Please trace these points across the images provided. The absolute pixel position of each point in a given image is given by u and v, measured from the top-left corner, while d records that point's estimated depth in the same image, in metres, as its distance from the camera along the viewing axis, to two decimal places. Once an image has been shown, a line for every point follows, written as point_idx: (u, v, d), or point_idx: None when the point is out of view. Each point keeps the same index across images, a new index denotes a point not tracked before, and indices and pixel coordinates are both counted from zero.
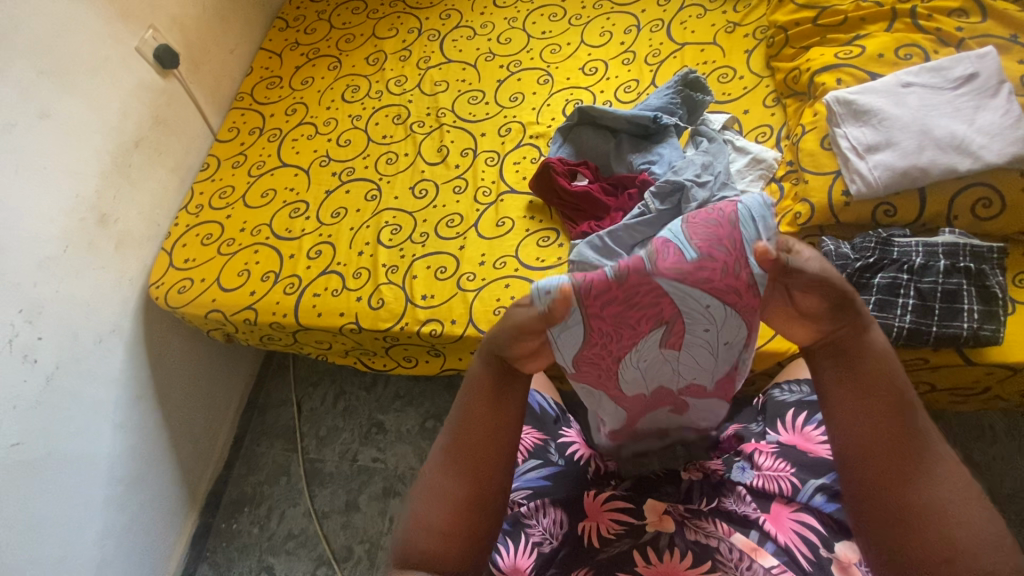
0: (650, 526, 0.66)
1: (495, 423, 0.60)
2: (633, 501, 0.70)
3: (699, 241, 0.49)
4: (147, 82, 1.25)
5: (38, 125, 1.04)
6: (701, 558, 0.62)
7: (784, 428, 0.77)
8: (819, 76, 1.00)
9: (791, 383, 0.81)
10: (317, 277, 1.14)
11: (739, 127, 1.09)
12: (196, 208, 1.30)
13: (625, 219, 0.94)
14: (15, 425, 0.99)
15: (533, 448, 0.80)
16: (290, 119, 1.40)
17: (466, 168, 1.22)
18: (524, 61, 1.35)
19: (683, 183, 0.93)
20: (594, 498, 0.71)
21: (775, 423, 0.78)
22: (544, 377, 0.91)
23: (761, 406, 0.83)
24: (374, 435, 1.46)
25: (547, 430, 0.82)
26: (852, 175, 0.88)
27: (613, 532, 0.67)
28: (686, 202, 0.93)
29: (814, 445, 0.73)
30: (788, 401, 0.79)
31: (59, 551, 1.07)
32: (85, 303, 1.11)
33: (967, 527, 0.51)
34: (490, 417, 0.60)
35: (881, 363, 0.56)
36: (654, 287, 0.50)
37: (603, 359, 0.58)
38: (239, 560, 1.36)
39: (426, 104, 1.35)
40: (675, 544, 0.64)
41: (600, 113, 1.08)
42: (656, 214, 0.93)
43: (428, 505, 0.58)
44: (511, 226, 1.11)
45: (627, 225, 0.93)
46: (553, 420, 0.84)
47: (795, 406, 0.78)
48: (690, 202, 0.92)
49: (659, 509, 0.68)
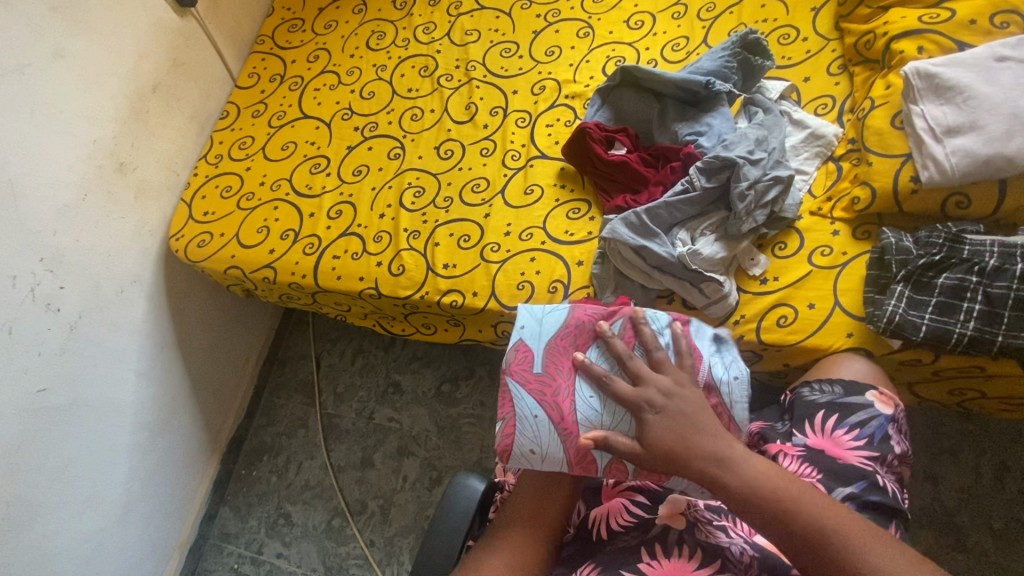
0: (660, 520, 0.64)
1: (545, 503, 0.68)
2: (652, 496, 0.68)
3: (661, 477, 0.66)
4: (164, 21, 1.18)
5: (53, 66, 0.99)
6: (712, 559, 0.60)
7: (810, 428, 0.69)
8: (897, 43, 0.90)
9: (821, 382, 0.73)
10: (337, 238, 1.10)
11: (798, 96, 1.01)
12: (215, 158, 1.26)
13: (665, 196, 0.87)
14: (41, 371, 1.00)
15: None
16: (312, 66, 1.32)
17: (495, 128, 1.15)
18: (563, 11, 1.25)
19: (734, 159, 0.84)
20: (612, 486, 0.71)
21: (802, 424, 0.71)
22: None
23: (788, 404, 0.75)
24: (391, 395, 1.49)
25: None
26: (925, 159, 0.80)
27: (623, 524, 0.66)
28: (735, 180, 0.84)
29: (844, 452, 0.66)
30: (819, 402, 0.71)
31: (88, 491, 1.12)
32: (105, 253, 1.10)
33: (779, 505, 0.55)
34: (560, 487, 0.69)
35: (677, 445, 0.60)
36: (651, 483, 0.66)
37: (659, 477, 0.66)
38: (259, 504, 1.43)
39: (455, 56, 1.26)
40: (685, 542, 0.62)
41: (644, 75, 0.99)
42: (701, 191, 0.85)
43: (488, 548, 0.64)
44: (540, 194, 1.05)
45: (667, 202, 0.87)
46: None
47: (825, 407, 0.70)
48: (740, 181, 0.83)
49: (677, 505, 0.65)
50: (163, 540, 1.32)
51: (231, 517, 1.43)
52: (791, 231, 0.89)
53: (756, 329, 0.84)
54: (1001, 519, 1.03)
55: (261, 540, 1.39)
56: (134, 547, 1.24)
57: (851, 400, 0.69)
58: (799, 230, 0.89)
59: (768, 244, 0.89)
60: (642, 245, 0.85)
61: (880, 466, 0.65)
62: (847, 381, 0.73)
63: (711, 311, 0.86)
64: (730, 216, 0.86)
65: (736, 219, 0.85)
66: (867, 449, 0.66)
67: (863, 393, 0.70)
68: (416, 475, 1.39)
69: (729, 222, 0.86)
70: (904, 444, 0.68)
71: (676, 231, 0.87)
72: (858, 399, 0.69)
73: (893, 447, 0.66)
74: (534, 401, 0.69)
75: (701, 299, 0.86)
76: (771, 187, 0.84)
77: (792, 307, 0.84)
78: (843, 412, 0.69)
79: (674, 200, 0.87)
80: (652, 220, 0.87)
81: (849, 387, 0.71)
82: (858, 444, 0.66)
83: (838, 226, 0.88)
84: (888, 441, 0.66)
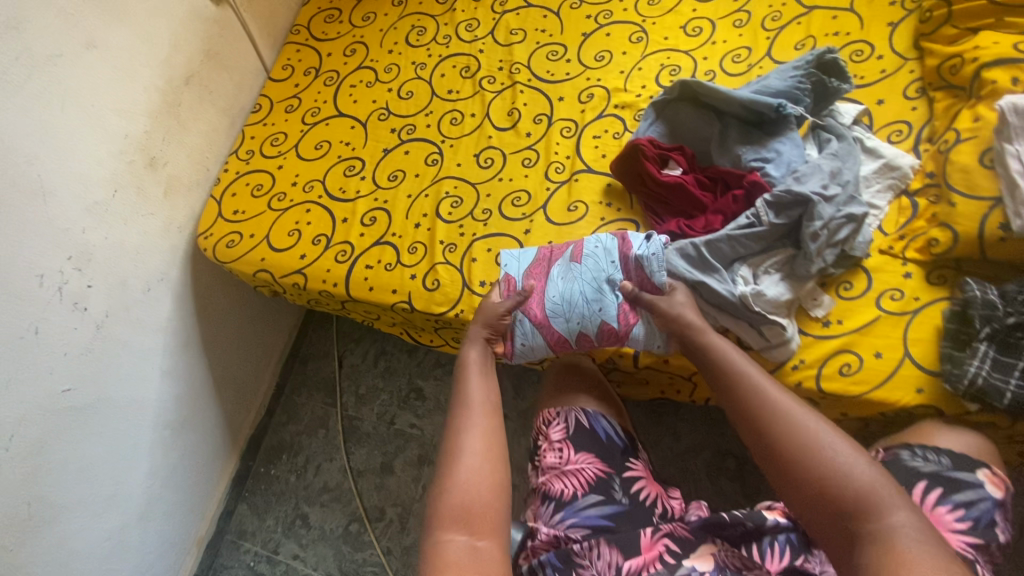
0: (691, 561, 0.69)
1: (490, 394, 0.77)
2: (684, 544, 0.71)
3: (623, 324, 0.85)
4: (199, 10, 1.13)
5: (85, 57, 0.95)
6: None
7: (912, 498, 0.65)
8: (989, 72, 0.83)
9: (926, 450, 0.69)
10: (370, 247, 1.06)
11: (870, 120, 0.93)
12: (245, 154, 1.22)
13: (727, 228, 0.82)
14: (66, 371, 0.98)
15: (595, 481, 0.77)
16: (349, 61, 1.27)
17: (538, 137, 1.09)
18: (615, 13, 1.18)
19: (809, 196, 0.78)
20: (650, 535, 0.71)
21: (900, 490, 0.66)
22: (608, 403, 0.86)
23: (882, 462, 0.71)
24: (413, 401, 1.47)
25: (614, 462, 0.79)
26: (1018, 206, 0.73)
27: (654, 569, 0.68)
28: (808, 218, 0.78)
29: (946, 532, 0.63)
30: (923, 470, 0.67)
31: (109, 489, 1.10)
32: (134, 251, 1.07)
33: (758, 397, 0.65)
34: (484, 382, 0.78)
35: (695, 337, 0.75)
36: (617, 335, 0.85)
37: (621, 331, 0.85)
38: (277, 503, 1.42)
39: (499, 56, 1.20)
40: None
41: (706, 91, 0.92)
42: (768, 227, 0.80)
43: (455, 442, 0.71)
44: (585, 212, 1.00)
45: (729, 235, 0.81)
46: (620, 450, 0.81)
47: (929, 478, 0.66)
48: (814, 221, 0.77)
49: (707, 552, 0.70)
50: (181, 536, 1.31)
51: (249, 514, 1.42)
52: (858, 270, 0.83)
53: (815, 377, 0.79)
54: None
55: (278, 540, 1.38)
56: (153, 543, 1.23)
57: (959, 476, 0.66)
58: (867, 269, 0.83)
59: (831, 283, 0.83)
60: (699, 280, 0.81)
61: (982, 555, 0.62)
62: (955, 454, 0.69)
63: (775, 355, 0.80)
64: (798, 254, 0.80)
65: (805, 258, 0.79)
66: (971, 535, 0.62)
67: (973, 471, 0.66)
68: None
69: (797, 261, 0.80)
70: (1008, 535, 0.63)
71: (737, 266, 0.81)
72: (967, 476, 0.66)
73: (998, 535, 0.62)
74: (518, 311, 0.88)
75: (759, 341, 0.80)
76: (843, 226, 0.78)
77: (856, 354, 0.79)
78: (950, 487, 0.65)
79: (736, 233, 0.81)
80: (712, 254, 0.82)
81: (958, 462, 0.67)
82: (961, 526, 0.62)
83: (910, 268, 0.82)
84: (993, 528, 0.62)
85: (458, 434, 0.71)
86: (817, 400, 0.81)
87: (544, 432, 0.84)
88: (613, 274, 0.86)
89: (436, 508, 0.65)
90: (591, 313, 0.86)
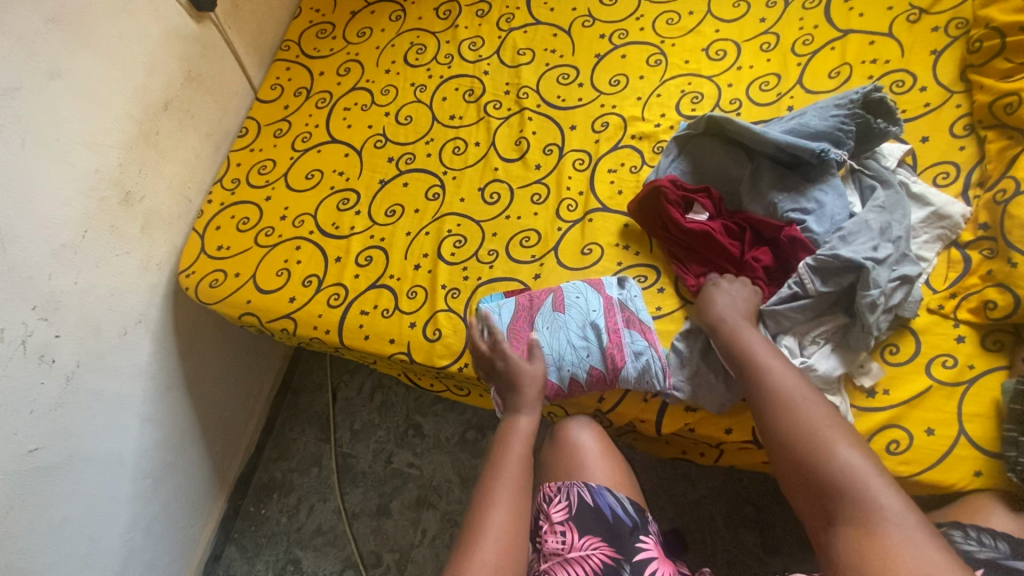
0: None
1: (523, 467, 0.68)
2: None
3: (612, 367, 0.79)
4: (179, 28, 1.04)
5: (49, 86, 0.85)
6: None
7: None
8: None
9: (982, 534, 0.62)
10: (366, 290, 0.97)
11: (914, 160, 0.85)
12: (230, 183, 1.13)
13: (772, 301, 0.75)
14: (32, 430, 0.90)
15: (602, 571, 0.67)
16: (343, 81, 1.17)
17: (548, 170, 1.01)
18: (631, 33, 1.09)
19: (861, 263, 0.70)
20: None
21: None
22: (613, 471, 0.78)
23: None
24: (411, 438, 1.39)
25: (621, 546, 0.70)
26: None
27: None
28: (861, 287, 0.70)
29: None
30: (977, 556, 0.59)
31: (84, 549, 1.02)
32: (108, 294, 0.98)
33: (781, 388, 0.62)
34: (527, 453, 0.70)
35: (726, 331, 0.71)
36: (607, 379, 0.79)
37: (610, 377, 0.79)
38: (267, 547, 1.34)
39: (505, 79, 1.11)
40: None
41: (738, 129, 0.84)
42: (815, 298, 0.73)
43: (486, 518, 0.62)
44: (599, 255, 0.92)
45: (776, 311, 0.74)
46: (629, 530, 0.71)
47: (985, 565, 0.58)
48: (869, 291, 0.69)
49: None
50: None
51: (237, 558, 1.34)
52: (905, 332, 0.75)
53: None
54: None
55: None
56: None
57: (1021, 568, 0.57)
58: (915, 331, 0.75)
59: (876, 346, 0.75)
60: None
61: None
62: (1016, 543, 0.61)
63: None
64: (852, 325, 0.73)
65: (862, 331, 0.71)
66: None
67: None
68: (436, 530, 1.29)
69: (850, 332, 0.72)
70: None
71: (783, 338, 0.74)
72: None
73: None
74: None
75: None
76: (897, 290, 0.71)
77: (905, 430, 0.71)
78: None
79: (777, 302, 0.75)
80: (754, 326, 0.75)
81: (1017, 551, 0.60)
82: None
83: (963, 330, 0.74)
84: None
85: (483, 508, 0.63)
86: None
87: (544, 512, 0.74)
88: (595, 316, 0.81)
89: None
90: (578, 358, 0.80)
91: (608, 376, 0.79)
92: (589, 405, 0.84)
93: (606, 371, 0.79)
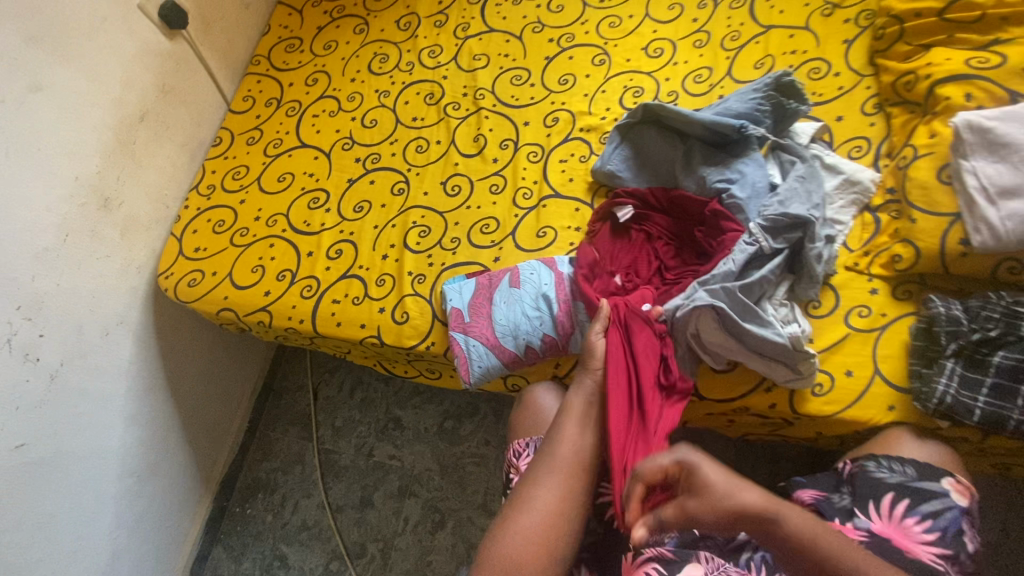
0: None
1: (576, 444, 0.71)
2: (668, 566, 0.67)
3: (564, 333, 0.86)
4: (152, 45, 1.10)
5: (29, 100, 0.91)
6: None
7: (878, 507, 0.67)
8: (943, 88, 0.83)
9: (891, 460, 0.70)
10: (337, 280, 1.03)
11: (830, 138, 0.94)
12: (206, 189, 1.19)
13: (737, 257, 0.79)
14: (17, 427, 0.93)
15: None
16: (311, 90, 1.25)
17: (505, 162, 1.09)
18: (577, 36, 1.18)
19: (808, 217, 0.78)
20: (633, 560, 0.70)
21: (866, 504, 0.68)
22: None
23: (849, 475, 0.73)
24: (391, 431, 1.43)
25: None
26: (977, 222, 0.73)
27: None
28: (809, 239, 0.78)
29: (914, 545, 0.64)
30: (888, 482, 0.69)
31: (70, 546, 1.05)
32: (89, 296, 1.03)
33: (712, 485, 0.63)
34: (581, 437, 0.71)
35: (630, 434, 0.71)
36: (560, 345, 0.87)
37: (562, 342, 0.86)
38: (253, 545, 1.37)
39: (462, 82, 1.19)
40: None
41: (670, 114, 0.93)
42: (772, 254, 0.79)
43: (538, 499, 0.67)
44: (554, 237, 0.99)
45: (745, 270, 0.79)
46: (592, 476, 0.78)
47: (894, 490, 0.68)
48: (815, 242, 0.78)
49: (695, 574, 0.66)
50: None
51: (224, 558, 1.37)
52: (825, 288, 0.83)
53: (788, 398, 0.79)
54: None
55: None
56: None
57: (925, 486, 0.67)
58: (834, 287, 0.83)
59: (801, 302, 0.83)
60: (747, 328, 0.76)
61: (951, 566, 0.63)
62: (922, 463, 0.70)
63: (791, 383, 0.77)
64: (800, 277, 0.80)
65: (807, 283, 0.80)
66: (940, 545, 0.63)
67: (938, 480, 0.67)
68: (418, 517, 1.33)
69: (799, 283, 0.80)
70: (976, 541, 0.65)
71: (765, 304, 0.79)
72: (933, 486, 0.67)
73: (967, 545, 0.63)
74: (468, 338, 0.89)
75: (790, 374, 0.77)
76: (821, 246, 0.79)
77: (828, 374, 0.78)
78: (915, 498, 0.66)
79: (745, 263, 0.79)
80: (745, 293, 0.77)
81: (923, 471, 0.68)
82: (929, 538, 0.64)
83: (876, 284, 0.82)
84: (962, 537, 0.64)
85: (531, 483, 0.68)
86: (792, 420, 0.81)
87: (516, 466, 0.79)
88: (548, 288, 0.88)
89: (489, 560, 0.63)
90: (533, 327, 0.87)
91: (560, 342, 0.86)
92: (548, 371, 0.91)
93: (559, 337, 0.86)
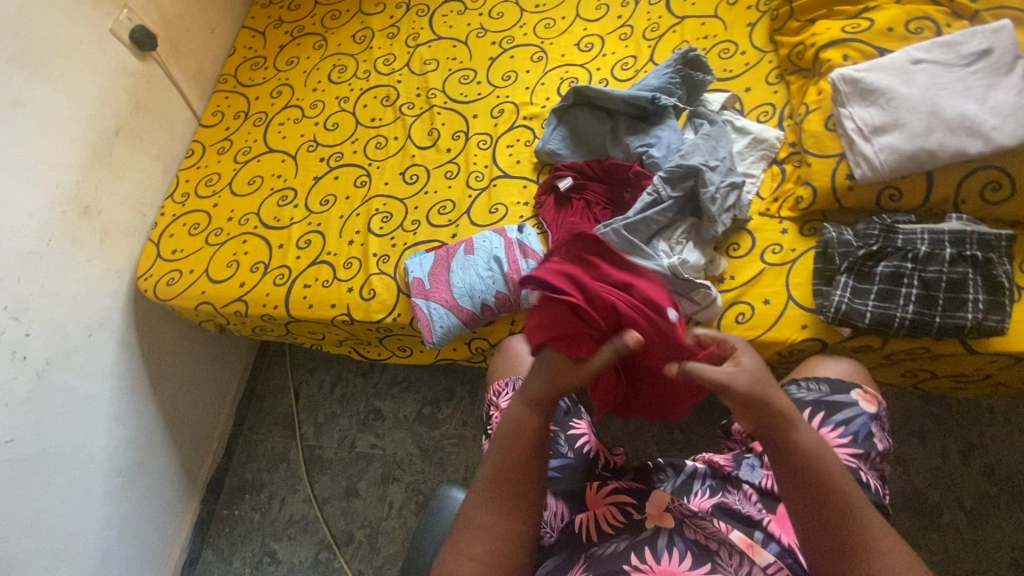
0: (649, 520, 0.64)
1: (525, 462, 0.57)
2: (636, 496, 0.69)
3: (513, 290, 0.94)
4: (124, 66, 1.20)
5: (11, 116, 1.00)
6: (701, 559, 0.59)
7: None
8: (824, 53, 0.96)
9: (808, 380, 0.77)
10: (307, 268, 1.11)
11: (741, 106, 1.06)
12: (181, 197, 1.27)
13: (639, 209, 0.91)
14: (7, 423, 0.98)
15: None
16: (276, 102, 1.35)
17: (457, 151, 1.19)
18: (517, 37, 1.31)
19: (696, 167, 0.90)
20: (596, 491, 0.72)
21: None
22: None
23: None
24: (372, 422, 1.49)
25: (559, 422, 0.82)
26: (857, 158, 0.85)
27: (613, 526, 0.67)
28: (700, 186, 0.89)
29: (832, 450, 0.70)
30: (806, 399, 0.75)
31: (61, 543, 1.08)
32: (72, 298, 1.09)
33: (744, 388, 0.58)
34: (536, 459, 0.57)
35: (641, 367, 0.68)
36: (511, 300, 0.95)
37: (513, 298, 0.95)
38: (242, 544, 1.40)
39: (415, 85, 1.30)
40: (675, 543, 0.61)
41: (596, 93, 1.04)
42: (669, 201, 0.90)
43: (472, 532, 0.55)
44: (504, 213, 1.08)
45: (644, 215, 0.90)
46: (564, 411, 0.84)
47: (812, 406, 0.75)
48: (705, 186, 0.89)
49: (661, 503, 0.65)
50: None
51: (214, 560, 1.39)
52: (742, 232, 0.94)
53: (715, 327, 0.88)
54: (971, 497, 1.08)
55: None
56: None
57: (837, 399, 0.74)
58: (750, 231, 0.93)
59: (722, 246, 0.93)
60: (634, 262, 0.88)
61: (865, 464, 0.70)
62: (834, 380, 0.77)
63: (696, 315, 0.88)
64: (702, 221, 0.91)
65: (708, 223, 0.90)
66: (853, 447, 0.70)
67: (847, 392, 0.74)
68: (402, 501, 1.38)
69: (701, 226, 0.91)
70: (887, 442, 0.72)
71: (657, 242, 0.90)
72: (844, 398, 0.74)
73: (876, 444, 0.70)
74: (429, 302, 0.98)
75: (691, 306, 0.88)
76: (730, 193, 0.90)
77: (748, 304, 0.88)
78: (830, 410, 0.73)
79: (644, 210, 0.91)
80: (631, 234, 0.90)
81: (835, 386, 0.75)
82: (845, 442, 0.70)
83: (786, 225, 0.92)
84: (871, 439, 0.71)
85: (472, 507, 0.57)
86: None
87: (495, 403, 0.83)
88: (498, 251, 0.97)
89: None
90: (485, 286, 0.96)
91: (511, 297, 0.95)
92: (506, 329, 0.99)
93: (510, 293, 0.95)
